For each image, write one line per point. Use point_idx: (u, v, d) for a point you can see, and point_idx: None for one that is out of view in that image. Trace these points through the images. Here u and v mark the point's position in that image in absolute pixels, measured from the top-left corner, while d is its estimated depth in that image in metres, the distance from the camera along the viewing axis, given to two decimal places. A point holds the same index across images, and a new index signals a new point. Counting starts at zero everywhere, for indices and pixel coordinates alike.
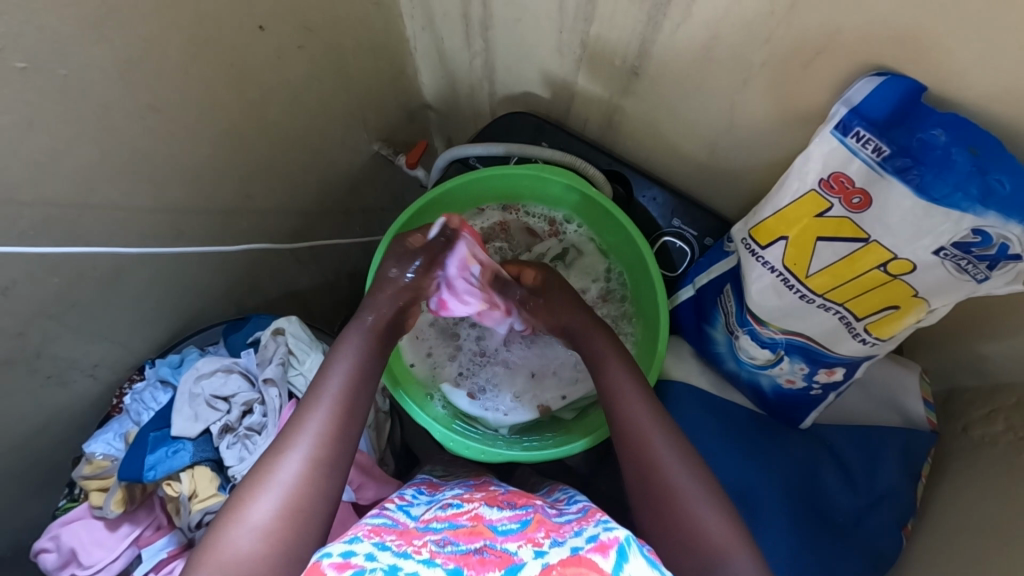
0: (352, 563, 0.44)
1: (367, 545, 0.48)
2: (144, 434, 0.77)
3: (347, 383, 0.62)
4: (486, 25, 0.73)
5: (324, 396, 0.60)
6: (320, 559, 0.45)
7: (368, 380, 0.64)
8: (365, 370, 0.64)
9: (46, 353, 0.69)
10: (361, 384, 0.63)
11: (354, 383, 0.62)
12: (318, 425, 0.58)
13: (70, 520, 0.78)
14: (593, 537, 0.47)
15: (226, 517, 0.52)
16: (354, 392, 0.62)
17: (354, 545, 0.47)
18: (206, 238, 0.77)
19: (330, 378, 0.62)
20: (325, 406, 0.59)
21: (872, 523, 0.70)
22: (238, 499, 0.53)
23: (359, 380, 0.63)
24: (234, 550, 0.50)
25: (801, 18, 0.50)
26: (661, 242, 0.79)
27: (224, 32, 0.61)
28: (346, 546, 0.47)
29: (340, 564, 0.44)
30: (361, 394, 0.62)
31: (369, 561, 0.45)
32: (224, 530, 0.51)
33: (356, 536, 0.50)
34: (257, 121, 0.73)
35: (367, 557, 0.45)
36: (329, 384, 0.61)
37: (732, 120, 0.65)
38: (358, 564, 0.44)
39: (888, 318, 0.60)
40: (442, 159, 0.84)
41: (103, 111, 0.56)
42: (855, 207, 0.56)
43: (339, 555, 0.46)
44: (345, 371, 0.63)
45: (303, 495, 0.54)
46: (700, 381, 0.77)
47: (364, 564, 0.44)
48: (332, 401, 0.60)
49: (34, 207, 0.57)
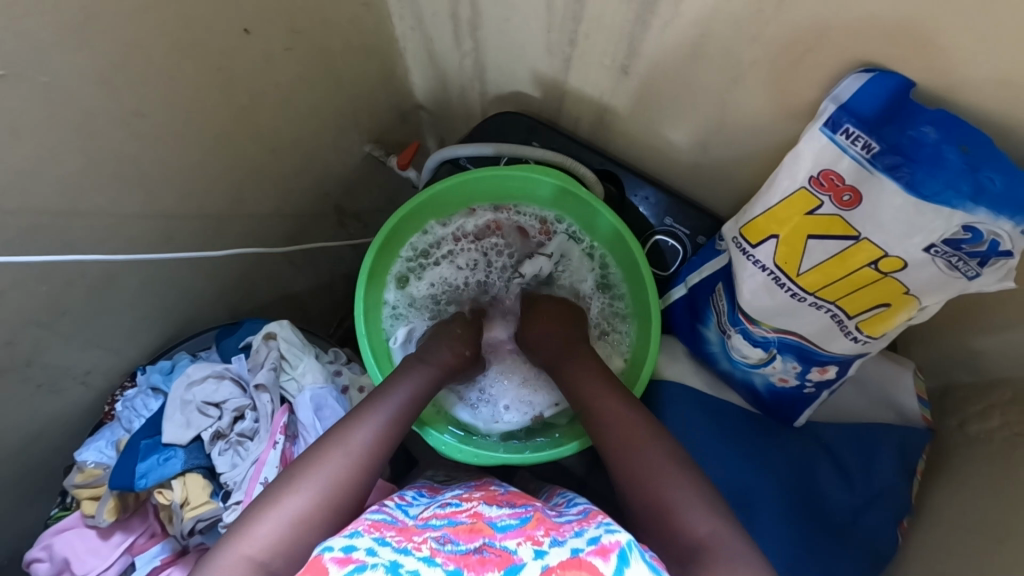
0: (354, 558, 0.44)
1: (367, 540, 0.48)
2: (134, 442, 0.76)
3: (401, 405, 0.66)
4: (475, 25, 0.72)
5: (383, 408, 0.65)
6: (322, 553, 0.45)
7: (416, 400, 0.68)
8: (417, 391, 0.69)
9: (37, 362, 0.69)
10: (411, 408, 0.67)
11: (408, 406, 0.67)
12: (371, 432, 0.62)
13: (64, 529, 0.77)
14: (595, 540, 0.47)
15: (275, 495, 0.55)
16: (408, 413, 0.67)
17: (356, 539, 0.47)
18: (198, 244, 0.76)
19: (394, 395, 0.67)
20: (379, 419, 0.64)
21: (871, 519, 0.69)
22: (286, 482, 0.56)
23: (410, 401, 0.67)
24: (275, 528, 0.52)
25: (789, 16, 0.50)
26: (653, 240, 0.79)
27: (208, 36, 0.60)
28: (348, 541, 0.47)
29: (342, 558, 0.44)
30: (408, 417, 0.66)
31: (370, 556, 0.45)
32: (270, 506, 0.54)
33: (358, 531, 0.49)
34: (246, 125, 0.72)
35: (368, 553, 0.45)
36: (387, 401, 0.66)
37: (724, 117, 0.65)
38: (360, 559, 0.44)
39: (881, 316, 0.60)
40: (434, 160, 0.83)
41: (88, 117, 0.56)
42: (845, 205, 0.56)
43: (341, 549, 0.46)
44: (404, 395, 0.67)
45: (341, 491, 0.57)
46: (693, 381, 0.77)
47: (365, 559, 0.44)
48: (388, 414, 0.65)
49: (21, 215, 0.56)
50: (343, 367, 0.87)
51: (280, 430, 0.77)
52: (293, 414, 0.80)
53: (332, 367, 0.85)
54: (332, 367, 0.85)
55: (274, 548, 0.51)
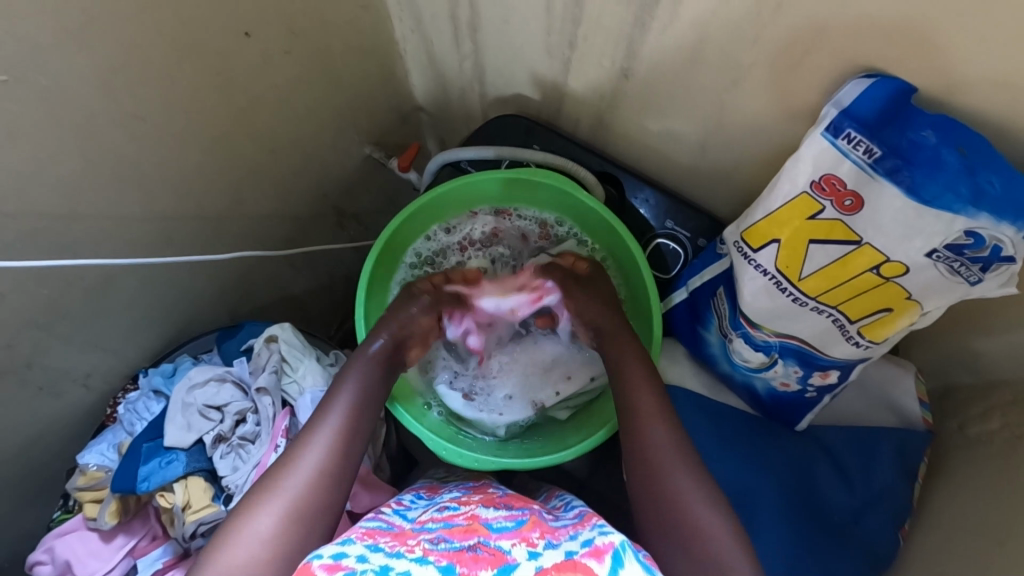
0: (343, 565, 0.44)
1: (359, 547, 0.48)
2: (136, 445, 0.77)
3: (352, 403, 0.65)
4: (475, 27, 0.72)
5: (335, 411, 0.64)
6: (311, 560, 0.45)
7: (371, 398, 0.67)
8: (370, 388, 0.67)
9: (37, 364, 0.69)
10: (367, 406, 0.66)
11: (361, 404, 0.66)
12: (325, 438, 0.62)
13: (65, 532, 0.77)
14: (588, 542, 0.47)
15: (235, 521, 0.55)
16: (362, 409, 0.66)
17: (347, 546, 0.47)
18: (197, 246, 0.76)
19: (341, 395, 0.65)
20: (329, 425, 0.63)
21: (871, 521, 0.69)
22: (247, 505, 0.56)
23: (363, 400, 0.66)
24: (242, 553, 0.53)
25: (788, 18, 0.50)
26: (654, 243, 0.79)
27: (207, 38, 0.60)
28: (338, 548, 0.47)
29: (331, 564, 0.44)
30: (365, 414, 0.66)
31: (360, 562, 0.45)
32: (231, 533, 0.54)
33: (349, 539, 0.49)
34: (246, 127, 0.72)
35: (359, 559, 0.45)
36: (337, 403, 0.65)
37: (723, 120, 0.65)
38: (349, 566, 0.44)
39: (883, 321, 0.60)
40: (434, 163, 0.83)
41: (87, 120, 0.56)
42: (847, 210, 0.56)
43: (331, 556, 0.46)
44: (353, 391, 0.66)
45: (307, 502, 0.57)
46: (695, 384, 0.78)
47: (354, 565, 0.44)
48: (340, 416, 0.64)
49: (20, 218, 0.56)
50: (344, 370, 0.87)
51: (281, 434, 0.78)
52: (294, 417, 0.80)
53: (333, 369, 0.85)
54: (333, 369, 0.85)
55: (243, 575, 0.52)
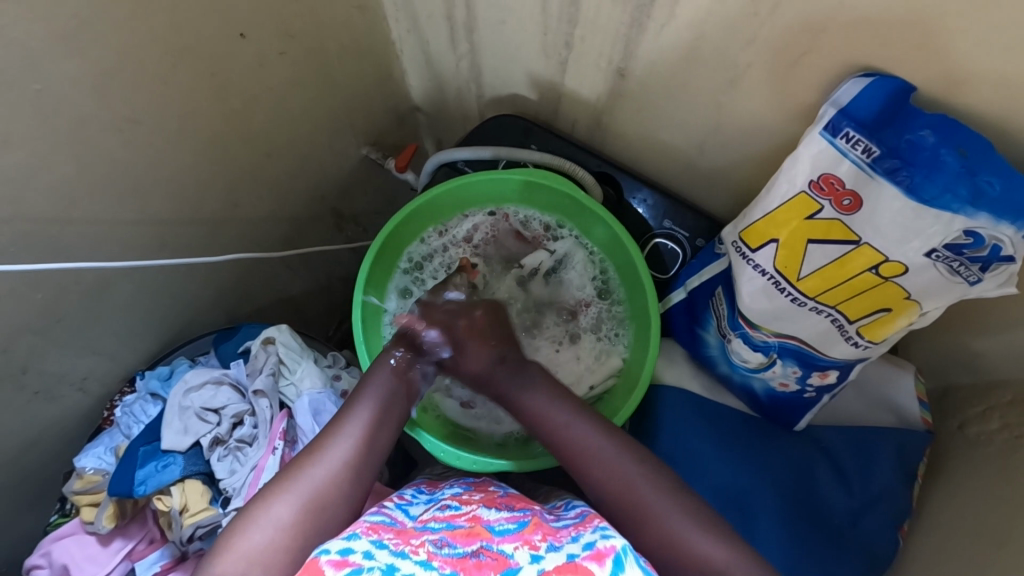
0: (351, 561, 0.44)
1: (365, 542, 0.47)
2: (133, 448, 0.76)
3: (382, 397, 0.64)
4: (471, 27, 0.72)
5: (365, 404, 0.63)
6: (319, 555, 0.45)
7: (401, 394, 0.66)
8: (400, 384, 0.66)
9: (33, 369, 0.69)
10: (396, 401, 0.65)
11: (390, 399, 0.65)
12: (354, 431, 0.61)
13: (62, 536, 0.77)
14: (590, 545, 0.47)
15: (256, 507, 0.55)
16: (390, 405, 0.65)
17: (353, 542, 0.47)
18: (193, 249, 0.76)
19: (374, 386, 0.65)
20: (359, 417, 0.62)
21: (869, 522, 0.69)
22: (271, 490, 0.56)
23: (393, 396, 0.65)
24: (259, 538, 0.53)
25: (785, 19, 0.50)
26: (652, 243, 0.78)
27: (200, 40, 0.60)
28: (345, 543, 0.47)
29: (339, 560, 0.44)
30: (394, 409, 0.65)
31: (367, 559, 0.45)
32: (252, 518, 0.54)
33: (355, 533, 0.49)
34: (241, 129, 0.72)
35: (366, 555, 0.45)
36: (367, 396, 0.64)
37: (720, 119, 0.64)
38: (357, 562, 0.44)
39: (881, 321, 0.60)
40: (431, 163, 0.83)
41: (81, 124, 0.55)
42: (845, 209, 0.55)
43: (337, 552, 0.45)
44: (384, 385, 0.65)
45: (328, 496, 0.57)
46: (692, 385, 0.77)
47: (362, 562, 0.44)
48: (370, 409, 0.63)
49: (14, 223, 0.56)
50: (342, 371, 0.86)
51: (279, 437, 0.78)
52: (292, 419, 0.80)
53: (331, 371, 0.85)
54: (331, 371, 0.85)
55: (256, 563, 0.51)
